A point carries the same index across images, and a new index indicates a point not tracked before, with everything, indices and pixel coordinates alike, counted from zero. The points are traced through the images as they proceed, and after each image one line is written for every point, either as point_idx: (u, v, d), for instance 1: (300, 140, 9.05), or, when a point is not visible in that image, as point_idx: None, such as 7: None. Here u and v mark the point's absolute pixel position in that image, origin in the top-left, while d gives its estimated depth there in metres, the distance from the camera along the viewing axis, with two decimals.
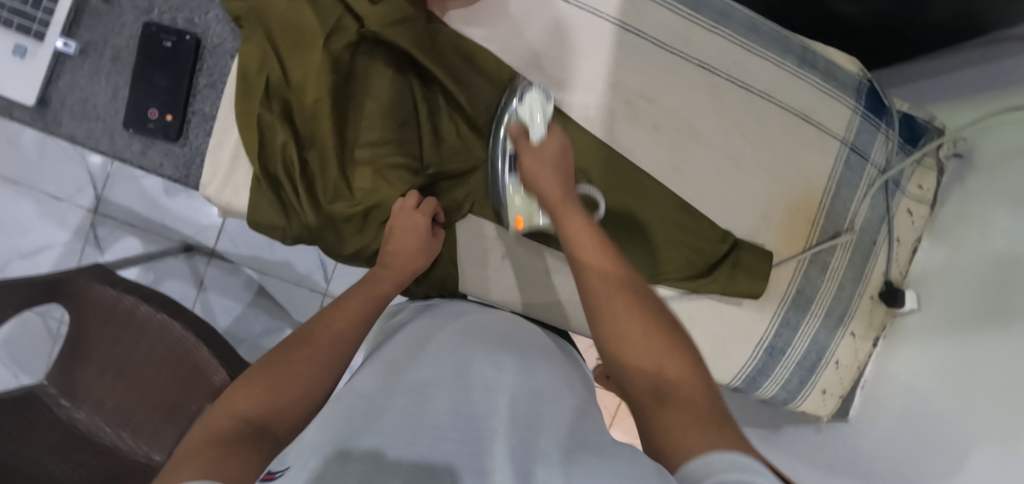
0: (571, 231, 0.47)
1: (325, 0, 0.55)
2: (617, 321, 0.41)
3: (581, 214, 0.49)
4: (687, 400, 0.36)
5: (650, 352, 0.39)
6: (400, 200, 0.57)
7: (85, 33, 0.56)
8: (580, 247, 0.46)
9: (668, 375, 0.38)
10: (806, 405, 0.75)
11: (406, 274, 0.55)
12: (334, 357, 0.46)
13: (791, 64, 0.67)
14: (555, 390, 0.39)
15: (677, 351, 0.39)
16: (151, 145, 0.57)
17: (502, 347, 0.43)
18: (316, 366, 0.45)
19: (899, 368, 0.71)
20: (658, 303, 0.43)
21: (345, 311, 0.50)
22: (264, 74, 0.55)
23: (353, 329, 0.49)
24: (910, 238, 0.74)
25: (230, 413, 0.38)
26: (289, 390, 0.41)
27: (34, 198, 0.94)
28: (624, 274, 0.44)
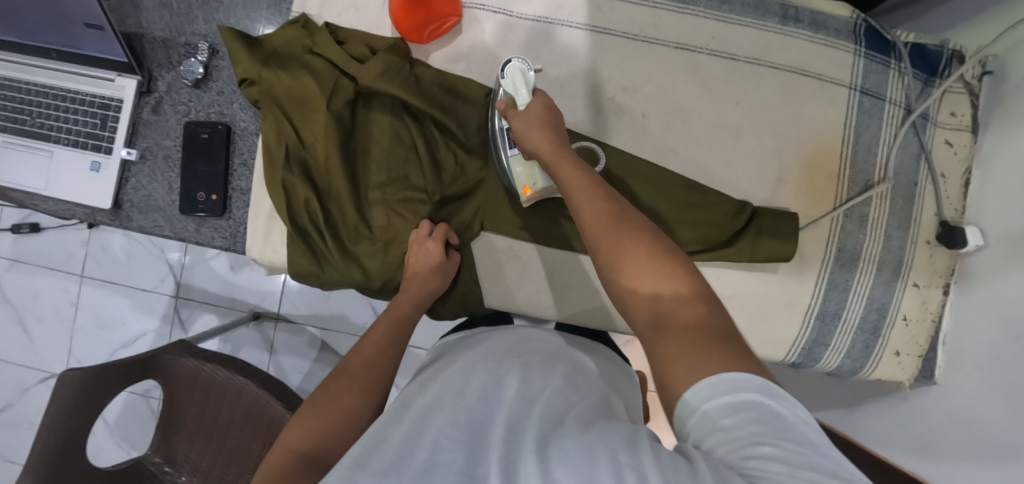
0: (568, 186, 0.48)
1: (322, 69, 0.62)
2: (616, 257, 0.41)
3: (573, 166, 0.49)
4: (686, 323, 0.35)
5: (651, 280, 0.39)
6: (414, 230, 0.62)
7: (142, 141, 0.67)
8: (578, 198, 0.46)
9: (669, 298, 0.38)
10: (879, 372, 0.69)
11: (424, 295, 0.59)
12: (370, 379, 0.49)
13: (774, 24, 0.66)
14: (558, 391, 0.40)
15: (679, 278, 0.39)
16: (204, 223, 0.66)
17: (506, 359, 0.46)
18: (356, 389, 0.48)
19: (979, 312, 0.64)
20: (657, 234, 0.43)
21: (372, 339, 0.54)
22: (282, 144, 0.63)
23: (382, 353, 0.52)
24: (956, 170, 0.68)
25: (283, 448, 0.42)
26: (330, 414, 0.45)
27: (127, 293, 1.08)
28: (618, 215, 0.44)
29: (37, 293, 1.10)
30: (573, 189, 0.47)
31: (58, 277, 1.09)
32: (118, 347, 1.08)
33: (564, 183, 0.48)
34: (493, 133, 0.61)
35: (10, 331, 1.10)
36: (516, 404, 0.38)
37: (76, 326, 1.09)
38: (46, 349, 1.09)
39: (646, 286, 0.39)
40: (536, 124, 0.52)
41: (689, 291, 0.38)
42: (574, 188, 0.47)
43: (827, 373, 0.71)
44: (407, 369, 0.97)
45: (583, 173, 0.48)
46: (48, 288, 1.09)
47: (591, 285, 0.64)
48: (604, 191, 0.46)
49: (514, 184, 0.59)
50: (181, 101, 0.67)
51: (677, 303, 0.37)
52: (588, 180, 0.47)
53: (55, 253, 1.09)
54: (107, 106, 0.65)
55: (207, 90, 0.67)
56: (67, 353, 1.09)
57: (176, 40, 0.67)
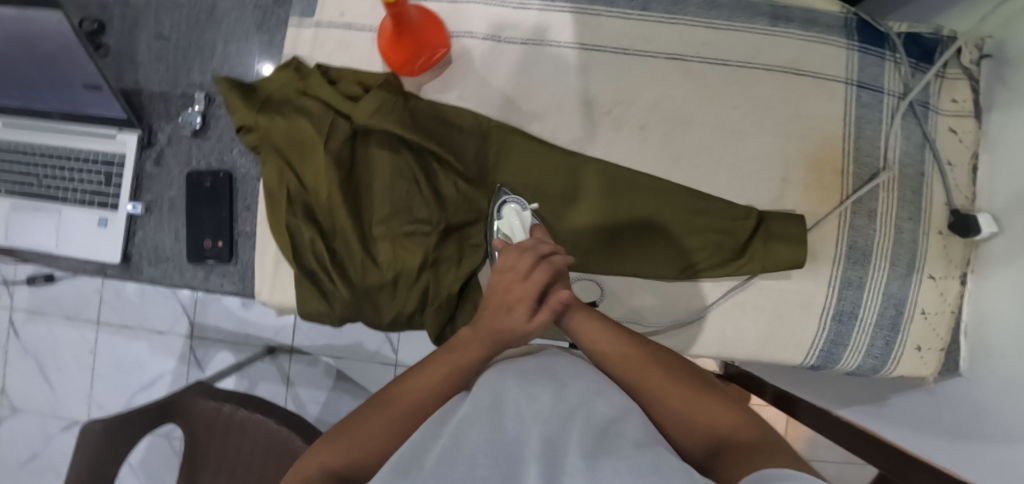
0: (587, 338, 0.50)
1: (316, 111, 0.63)
2: (654, 399, 0.44)
3: (588, 314, 0.51)
4: (742, 441, 0.39)
5: (696, 410, 0.43)
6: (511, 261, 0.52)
7: (147, 194, 0.67)
8: (599, 344, 0.49)
9: (722, 428, 0.41)
10: (902, 368, 0.67)
11: (498, 338, 0.50)
12: (412, 423, 0.44)
13: (764, 25, 0.66)
14: (586, 405, 0.40)
15: (720, 406, 0.43)
16: (212, 270, 0.67)
17: (536, 377, 0.44)
18: (391, 424, 0.44)
19: (1001, 300, 0.63)
20: (683, 367, 0.47)
21: (430, 375, 0.47)
22: (284, 186, 0.63)
23: (434, 394, 0.46)
24: (963, 157, 0.67)
25: (316, 466, 0.42)
26: (363, 448, 0.42)
27: (143, 337, 1.09)
28: (644, 356, 0.47)
29: (55, 343, 1.11)
30: (591, 334, 0.50)
31: (75, 326, 1.10)
32: (138, 390, 1.09)
33: (581, 331, 0.50)
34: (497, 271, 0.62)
35: (31, 383, 1.11)
36: (553, 421, 0.38)
37: (96, 373, 1.10)
38: (67, 397, 1.11)
39: (692, 419, 0.43)
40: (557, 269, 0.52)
41: (735, 417, 0.42)
42: (595, 339, 0.49)
43: (849, 373, 0.70)
44: None
45: (597, 316, 0.51)
46: (65, 337, 1.11)
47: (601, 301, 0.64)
48: (622, 335, 0.49)
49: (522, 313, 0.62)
50: (182, 151, 0.67)
51: (726, 424, 0.41)
52: (604, 323, 0.51)
53: (70, 302, 1.10)
54: (110, 163, 0.66)
55: (206, 139, 0.67)
56: (88, 400, 1.10)
57: (173, 92, 0.68)
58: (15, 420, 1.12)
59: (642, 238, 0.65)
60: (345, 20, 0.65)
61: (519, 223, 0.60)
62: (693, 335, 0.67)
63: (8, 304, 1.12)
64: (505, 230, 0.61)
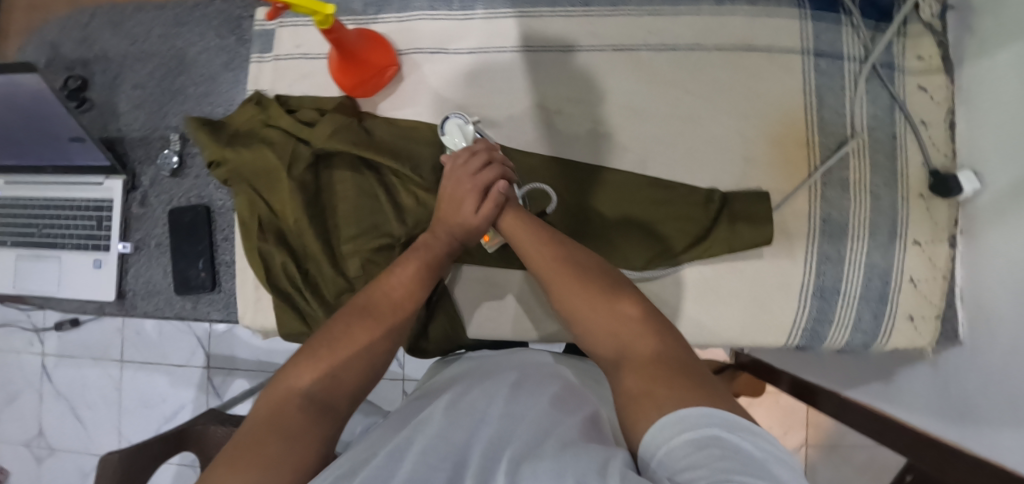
0: (515, 236, 0.51)
1: (278, 140, 0.65)
2: (569, 312, 0.44)
3: (519, 212, 0.53)
4: (644, 356, 0.37)
5: (607, 316, 0.42)
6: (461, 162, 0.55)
7: (136, 234, 0.72)
8: (525, 246, 0.50)
9: (627, 337, 0.40)
10: (896, 341, 0.64)
11: (452, 230, 0.54)
12: (392, 326, 0.47)
13: (709, 6, 0.65)
14: (540, 409, 0.41)
15: (631, 314, 0.41)
16: (198, 300, 0.70)
17: (498, 385, 0.46)
18: (372, 332, 0.46)
19: (992, 260, 0.59)
20: (603, 274, 0.45)
21: (399, 280, 0.50)
22: (256, 215, 0.66)
23: (406, 294, 0.50)
24: (937, 114, 0.63)
25: (295, 387, 0.41)
26: (347, 358, 0.43)
27: (163, 371, 1.15)
28: (566, 268, 0.46)
29: (85, 383, 1.18)
30: (516, 231, 0.51)
31: (101, 365, 1.17)
32: (162, 422, 1.15)
33: (508, 227, 0.52)
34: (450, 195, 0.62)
35: (66, 423, 1.18)
36: (500, 426, 0.39)
37: (123, 408, 1.16)
38: (99, 434, 1.17)
39: (601, 323, 0.42)
40: (489, 166, 0.54)
41: (641, 326, 0.40)
42: (521, 241, 0.50)
43: (840, 350, 0.67)
44: None
45: (526, 215, 0.53)
46: (93, 376, 1.17)
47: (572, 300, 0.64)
48: (547, 241, 0.49)
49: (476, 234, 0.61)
50: (165, 192, 0.71)
51: (633, 334, 0.40)
52: (529, 221, 0.52)
53: (96, 343, 1.18)
54: (100, 208, 0.71)
55: (185, 177, 0.71)
56: (118, 435, 1.16)
57: (152, 136, 0.72)
58: (55, 459, 1.19)
59: (608, 231, 0.64)
60: (301, 51, 0.68)
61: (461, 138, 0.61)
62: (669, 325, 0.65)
63: (41, 350, 1.20)
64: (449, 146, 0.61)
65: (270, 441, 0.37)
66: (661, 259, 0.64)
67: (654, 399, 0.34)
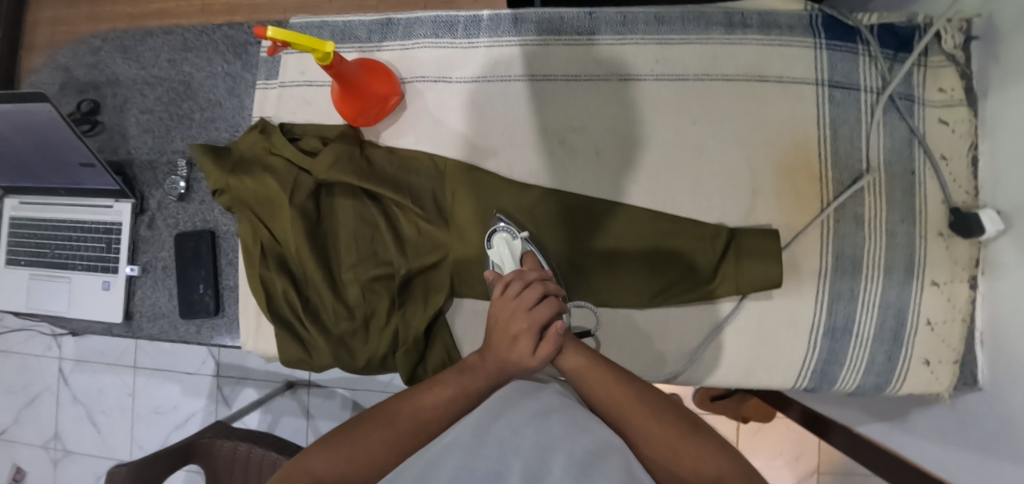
0: (574, 370, 0.48)
1: (281, 168, 0.65)
2: (639, 436, 0.43)
3: (576, 346, 0.50)
4: None
5: (683, 449, 0.42)
6: (519, 293, 0.51)
7: (143, 256, 0.73)
8: (587, 376, 0.47)
9: (710, 472, 0.40)
10: (909, 385, 0.62)
11: (502, 367, 0.48)
12: (414, 441, 0.44)
13: (719, 35, 0.63)
14: (571, 441, 0.36)
15: (710, 446, 0.42)
16: (203, 324, 0.71)
17: (523, 413, 0.40)
18: (394, 442, 0.44)
19: (1015, 306, 0.56)
20: (668, 402, 0.46)
21: (437, 393, 0.47)
22: (258, 242, 0.66)
23: (441, 413, 0.46)
24: (959, 149, 0.60)
25: (306, 470, 0.42)
26: (359, 459, 0.42)
27: (175, 379, 1.17)
28: (633, 392, 0.46)
29: (100, 389, 1.21)
30: (576, 367, 0.48)
31: (115, 372, 1.20)
32: (173, 429, 1.17)
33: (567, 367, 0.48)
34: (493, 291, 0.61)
35: (81, 427, 1.21)
36: (534, 450, 0.35)
37: (135, 415, 1.19)
38: (113, 439, 1.20)
39: (683, 462, 0.41)
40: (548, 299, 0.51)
41: (724, 463, 0.41)
42: (582, 372, 0.48)
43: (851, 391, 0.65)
44: None
45: (585, 351, 0.50)
46: (108, 382, 1.20)
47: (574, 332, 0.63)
48: (613, 371, 0.47)
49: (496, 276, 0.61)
50: (171, 215, 0.72)
51: (715, 467, 0.40)
52: (589, 358, 0.49)
53: (110, 350, 1.20)
54: (110, 230, 0.72)
55: (191, 201, 0.72)
56: (130, 441, 1.19)
57: (160, 160, 0.73)
58: (70, 462, 1.22)
59: (608, 268, 0.63)
60: (305, 78, 0.68)
61: (508, 253, 0.59)
62: (672, 363, 0.63)
63: (58, 355, 1.23)
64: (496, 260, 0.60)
65: None
66: (665, 296, 0.62)
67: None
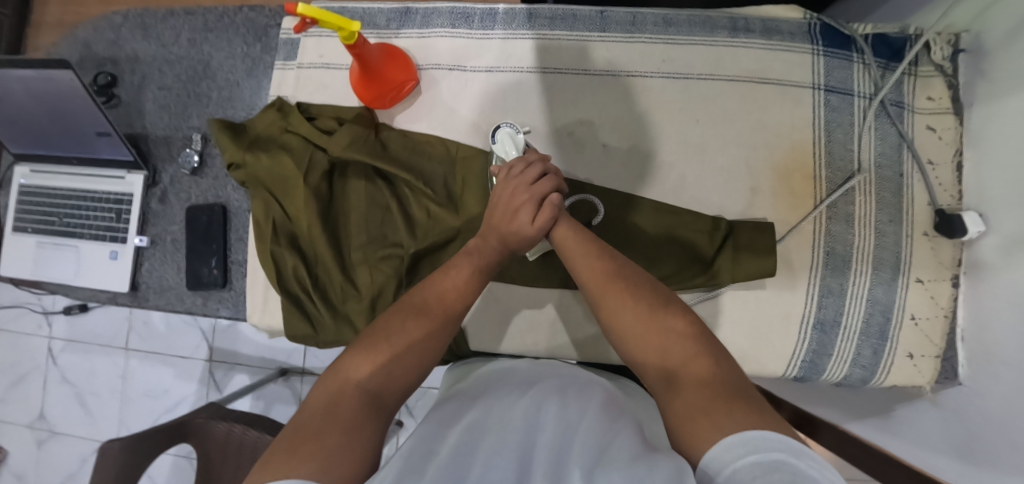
0: (568, 253, 0.52)
1: (297, 147, 0.67)
2: (618, 319, 0.46)
3: (575, 232, 0.53)
4: (696, 378, 0.39)
5: (656, 335, 0.43)
6: (519, 172, 0.54)
7: (153, 229, 0.74)
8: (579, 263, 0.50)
9: (676, 359, 0.41)
10: (893, 378, 0.64)
11: (505, 238, 0.53)
12: (445, 328, 0.47)
13: (723, 37, 0.67)
14: (596, 416, 0.40)
15: (685, 334, 0.43)
16: (210, 297, 0.73)
17: (547, 391, 0.44)
18: (429, 332, 0.46)
19: (993, 303, 0.59)
20: (656, 291, 0.47)
21: (454, 280, 0.50)
22: (270, 218, 0.67)
23: (458, 298, 0.49)
24: (945, 155, 0.64)
25: (355, 375, 0.42)
26: (403, 354, 0.44)
27: (168, 362, 1.16)
28: (618, 279, 0.48)
29: (91, 369, 1.20)
30: (572, 252, 0.52)
31: (107, 352, 1.19)
32: (164, 412, 1.16)
33: (564, 249, 0.52)
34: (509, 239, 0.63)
35: (69, 407, 1.20)
36: (559, 428, 0.38)
37: (125, 396, 1.18)
38: (101, 420, 1.19)
39: (654, 344, 0.43)
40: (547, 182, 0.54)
41: (695, 352, 0.41)
42: (574, 257, 0.51)
43: (838, 384, 0.67)
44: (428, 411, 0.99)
45: (583, 234, 0.53)
46: (100, 363, 1.19)
47: (576, 316, 0.65)
48: (603, 258, 0.50)
49: None
50: (183, 190, 0.74)
51: (684, 355, 0.41)
52: (586, 244, 0.52)
53: (103, 330, 1.19)
54: (121, 201, 0.72)
55: (204, 176, 0.74)
56: (119, 422, 1.18)
57: (175, 136, 0.75)
58: (55, 442, 1.21)
59: None
60: (324, 61, 0.70)
61: (513, 149, 0.58)
62: None
63: (49, 334, 1.22)
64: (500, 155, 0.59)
65: (326, 416, 0.38)
66: (666, 284, 0.64)
67: (713, 423, 0.35)
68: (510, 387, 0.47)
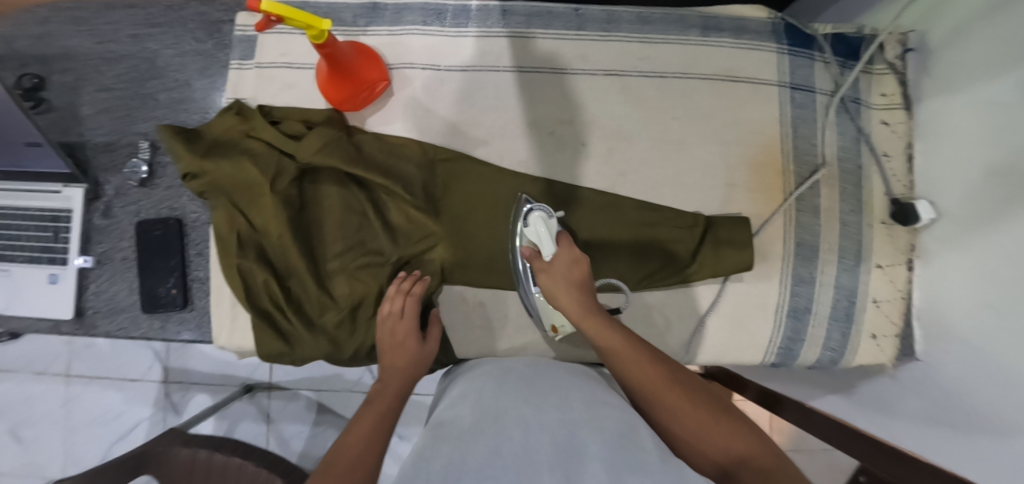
0: (605, 345, 0.51)
1: (262, 153, 0.63)
2: (666, 413, 0.45)
3: (607, 323, 0.53)
4: (759, 466, 0.39)
5: (709, 427, 0.43)
6: (392, 303, 0.60)
7: (97, 247, 0.67)
8: (618, 358, 0.50)
9: (736, 451, 0.41)
10: (860, 358, 0.68)
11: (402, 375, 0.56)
12: (363, 465, 0.45)
13: (695, 36, 0.68)
14: (594, 413, 0.42)
15: (737, 427, 0.43)
16: (168, 318, 0.66)
17: (540, 391, 0.46)
18: (347, 474, 0.44)
19: (945, 284, 0.63)
20: (701, 387, 0.47)
21: (356, 434, 0.49)
22: (234, 230, 0.62)
23: (371, 436, 0.48)
24: (898, 147, 0.68)
25: None
26: None
27: (115, 387, 1.07)
28: (662, 372, 0.48)
29: (24, 400, 1.08)
30: (607, 339, 0.51)
31: (43, 380, 1.08)
32: (115, 441, 1.07)
33: (598, 339, 0.52)
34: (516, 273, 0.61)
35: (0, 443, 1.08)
36: (561, 428, 0.40)
37: (68, 427, 1.08)
38: (40, 455, 1.08)
39: (709, 437, 0.42)
40: (567, 287, 0.55)
41: (751, 442, 0.41)
42: (611, 346, 0.50)
43: (811, 366, 0.71)
44: (407, 419, 0.97)
45: (617, 326, 0.53)
46: (36, 392, 1.08)
47: None
48: (643, 349, 0.50)
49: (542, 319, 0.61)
50: (131, 201, 0.67)
51: (744, 447, 0.41)
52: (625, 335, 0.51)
53: (37, 357, 1.08)
54: (58, 218, 0.65)
55: (155, 187, 0.67)
56: (61, 456, 1.07)
57: (119, 142, 0.68)
58: None
59: (595, 254, 0.65)
60: (286, 60, 0.66)
61: (545, 231, 0.58)
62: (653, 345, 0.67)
63: None
64: (532, 238, 0.59)
65: None
66: (649, 281, 0.65)
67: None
68: (499, 383, 0.49)
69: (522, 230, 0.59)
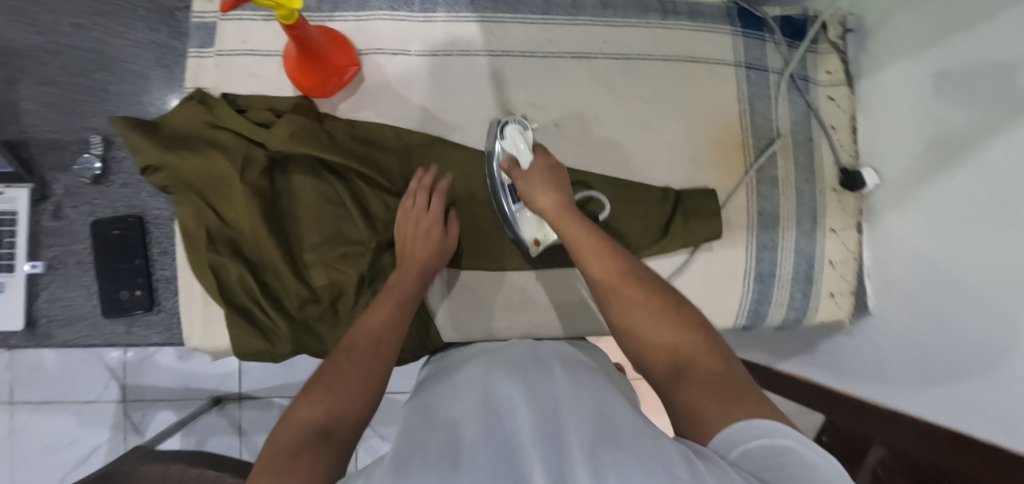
0: (573, 240, 0.52)
1: (229, 144, 0.61)
2: (625, 308, 0.46)
3: (580, 223, 0.53)
4: (707, 372, 0.40)
5: (663, 328, 0.44)
6: (411, 200, 0.61)
7: (48, 251, 0.63)
8: (585, 253, 0.51)
9: (685, 352, 0.42)
10: (821, 317, 0.73)
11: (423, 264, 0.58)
12: (383, 349, 0.46)
13: (656, 20, 0.71)
14: (586, 391, 0.39)
15: (691, 328, 0.43)
16: (134, 322, 0.63)
17: (529, 370, 0.43)
18: (368, 359, 0.44)
19: (892, 242, 0.68)
20: (665, 287, 0.48)
21: (379, 312, 0.50)
22: (202, 225, 0.60)
23: (390, 321, 0.49)
24: (843, 120, 0.74)
25: (293, 422, 0.38)
26: (345, 386, 0.41)
27: (67, 410, 0.99)
28: (629, 270, 0.49)
29: None
30: (576, 238, 0.52)
31: None
32: (72, 468, 1.00)
33: (568, 236, 0.52)
34: (494, 188, 0.63)
35: None
36: (551, 404, 0.36)
37: (15, 458, 0.99)
38: None
39: (660, 336, 0.44)
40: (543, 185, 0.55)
41: (701, 344, 0.42)
42: (580, 242, 0.51)
43: (777, 328, 0.75)
44: (387, 416, 0.95)
45: (588, 225, 0.53)
46: None
47: (544, 298, 0.66)
48: (612, 247, 0.51)
49: (524, 237, 0.62)
50: (84, 201, 0.64)
51: (693, 350, 0.42)
52: (596, 234, 0.52)
53: None
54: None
55: (109, 184, 0.64)
56: None
57: (67, 139, 0.65)
58: None
59: None
60: (248, 47, 0.64)
61: (524, 143, 0.59)
62: None
63: None
64: (509, 149, 0.60)
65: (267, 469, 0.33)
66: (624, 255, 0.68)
67: (721, 407, 0.36)
68: (484, 368, 0.46)
69: (501, 143, 0.60)
